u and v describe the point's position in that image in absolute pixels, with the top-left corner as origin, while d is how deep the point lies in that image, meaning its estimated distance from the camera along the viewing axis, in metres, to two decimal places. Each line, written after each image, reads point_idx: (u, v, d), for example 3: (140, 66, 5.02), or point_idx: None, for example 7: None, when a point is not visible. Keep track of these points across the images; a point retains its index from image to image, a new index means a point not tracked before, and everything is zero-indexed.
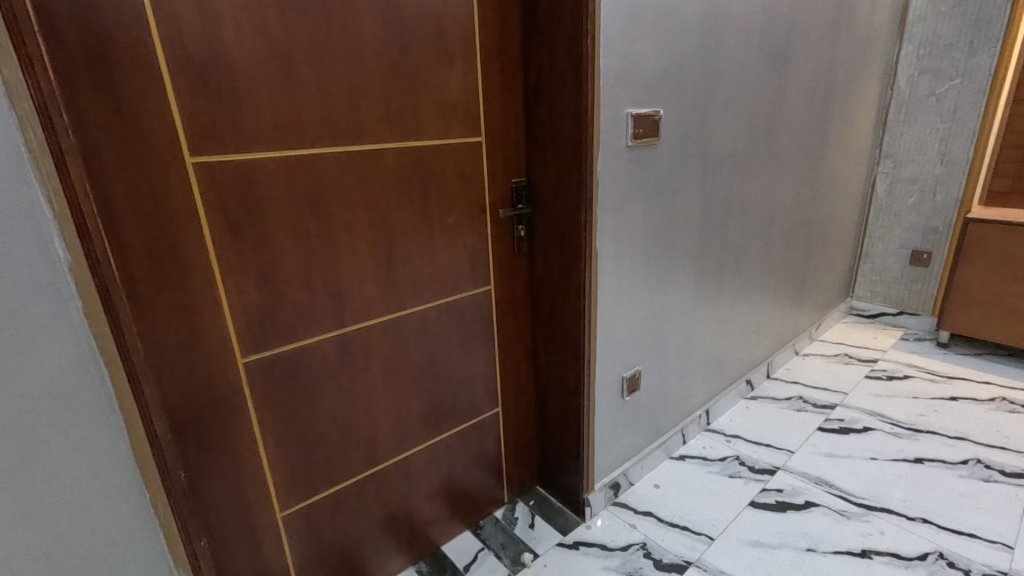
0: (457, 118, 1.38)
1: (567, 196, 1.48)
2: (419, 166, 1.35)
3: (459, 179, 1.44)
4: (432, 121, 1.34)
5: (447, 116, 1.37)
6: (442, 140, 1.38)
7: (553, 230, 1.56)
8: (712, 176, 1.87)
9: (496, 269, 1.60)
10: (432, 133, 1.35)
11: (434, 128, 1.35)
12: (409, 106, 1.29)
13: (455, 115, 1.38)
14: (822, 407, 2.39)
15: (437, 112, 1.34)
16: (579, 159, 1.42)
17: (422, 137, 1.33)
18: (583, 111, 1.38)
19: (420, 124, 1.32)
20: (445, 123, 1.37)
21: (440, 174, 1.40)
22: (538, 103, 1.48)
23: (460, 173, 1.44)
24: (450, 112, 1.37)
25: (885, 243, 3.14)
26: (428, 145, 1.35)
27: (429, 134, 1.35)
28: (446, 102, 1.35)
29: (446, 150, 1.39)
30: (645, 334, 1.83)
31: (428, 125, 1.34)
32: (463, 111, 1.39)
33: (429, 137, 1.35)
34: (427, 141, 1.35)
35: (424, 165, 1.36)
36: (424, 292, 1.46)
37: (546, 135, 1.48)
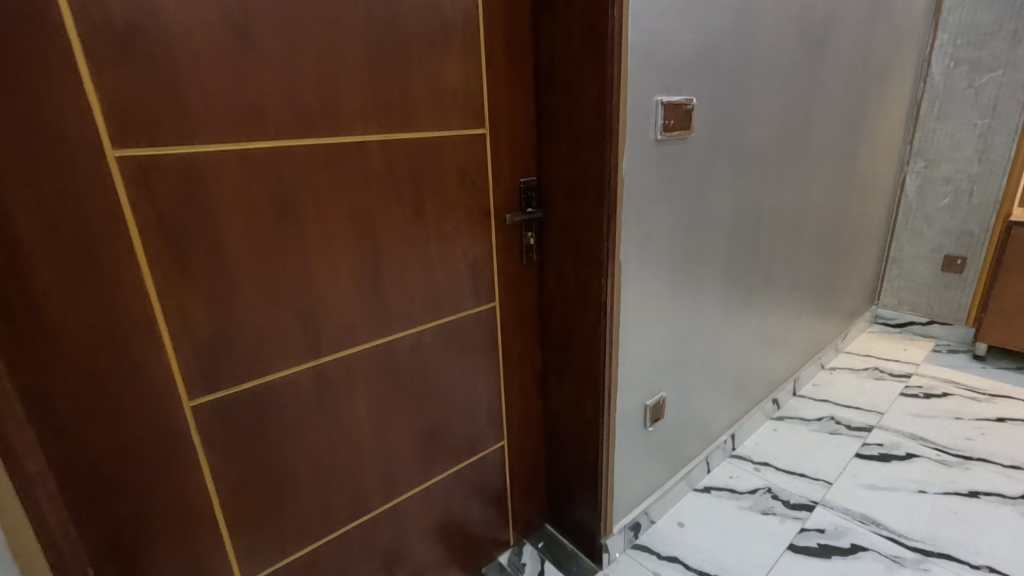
0: (455, 106, 1.16)
1: (586, 199, 1.26)
2: (409, 163, 1.13)
3: (458, 179, 1.22)
4: (423, 108, 1.11)
5: (442, 104, 1.14)
6: (436, 132, 1.15)
7: (567, 238, 1.34)
8: (746, 174, 1.65)
9: (502, 283, 1.38)
10: (424, 123, 1.13)
11: (427, 116, 1.13)
12: (397, 93, 1.07)
13: (452, 103, 1.16)
14: (857, 430, 2.17)
15: (430, 99, 1.12)
16: (601, 157, 1.19)
17: (412, 128, 1.11)
18: (607, 97, 1.15)
19: (409, 113, 1.10)
20: (441, 112, 1.14)
21: (435, 175, 1.17)
22: (550, 90, 1.25)
23: (459, 172, 1.21)
24: (446, 99, 1.14)
25: (915, 247, 2.93)
26: (419, 138, 1.13)
27: (422, 124, 1.12)
28: (441, 87, 1.13)
29: (440, 144, 1.16)
30: (670, 356, 1.61)
31: (419, 113, 1.11)
32: (461, 98, 1.17)
33: (421, 129, 1.12)
34: (419, 134, 1.12)
35: (415, 162, 1.13)
36: (417, 312, 1.23)
37: (561, 127, 1.25)
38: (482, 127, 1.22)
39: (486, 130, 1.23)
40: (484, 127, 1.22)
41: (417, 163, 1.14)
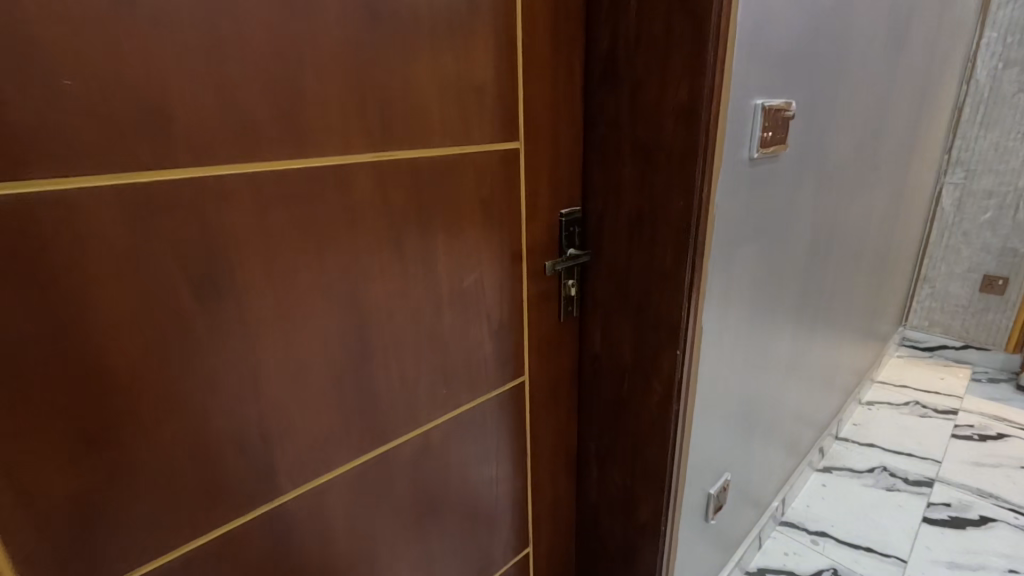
0: (478, 109, 0.79)
1: (658, 244, 0.90)
2: (412, 194, 0.75)
3: (481, 214, 0.84)
4: (434, 111, 0.74)
5: (459, 106, 0.76)
6: (451, 147, 0.77)
7: (624, 292, 0.98)
8: (824, 197, 1.33)
9: (533, 349, 1.01)
10: (435, 135, 0.75)
11: (439, 125, 0.75)
12: (395, 88, 0.69)
13: (474, 104, 0.78)
14: (917, 484, 1.90)
15: (445, 99, 0.74)
16: (688, 186, 0.83)
17: (416, 142, 0.73)
18: (703, 100, 0.79)
19: (412, 119, 0.71)
20: (459, 118, 0.77)
21: (449, 209, 0.80)
22: (609, 88, 0.89)
23: (483, 203, 0.84)
24: (465, 98, 0.77)
25: (950, 265, 2.68)
26: (426, 157, 0.75)
27: (431, 136, 0.74)
28: (459, 80, 0.75)
29: (456, 165, 0.79)
30: (737, 427, 1.27)
31: (428, 119, 0.73)
32: (487, 98, 0.79)
33: (429, 143, 0.74)
34: (426, 150, 0.74)
35: (420, 192, 0.75)
36: (423, 406, 0.86)
37: (625, 140, 0.89)
38: (515, 140, 0.85)
39: (519, 144, 0.85)
40: (518, 139, 0.85)
41: (423, 193, 0.76)
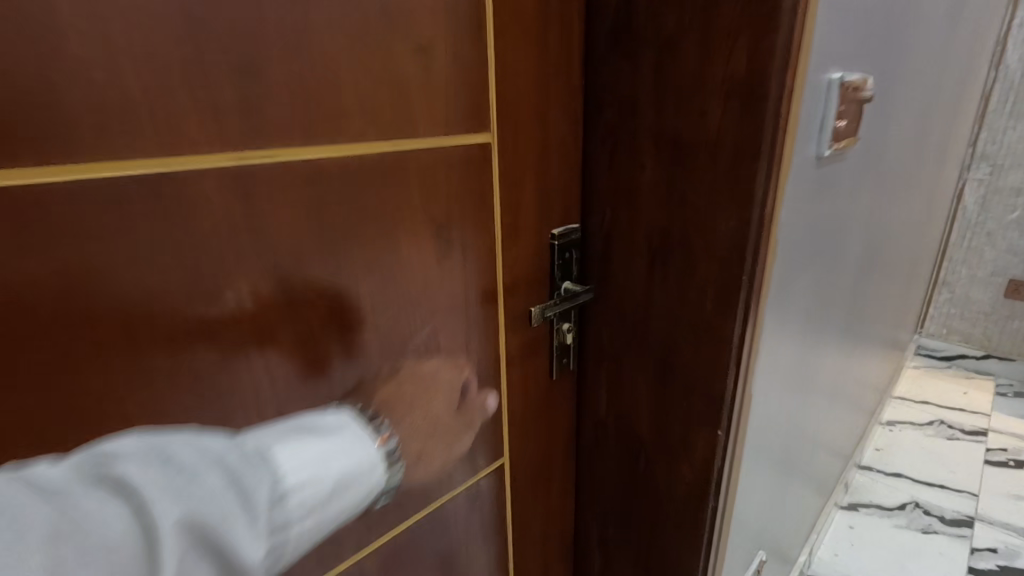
0: (425, 82, 0.50)
1: (693, 282, 0.62)
2: (317, 220, 0.46)
3: (435, 241, 0.56)
4: (348, 84, 0.45)
5: (392, 77, 0.48)
6: (381, 143, 0.49)
7: (640, 343, 0.70)
8: (878, 200, 1.06)
9: (515, 420, 0.73)
10: (352, 124, 0.46)
11: (359, 108, 0.46)
12: (270, 42, 0.40)
13: (417, 74, 0.50)
14: (955, 525, 1.67)
15: (366, 65, 0.46)
16: (743, 202, 0.56)
17: (317, 134, 0.44)
18: (772, 73, 0.51)
19: (309, 96, 0.43)
20: (392, 97, 0.48)
21: (383, 238, 0.52)
22: (623, 55, 0.61)
23: (438, 225, 0.56)
24: (402, 64, 0.48)
25: (972, 269, 2.46)
26: (339, 160, 0.46)
27: (344, 126, 0.46)
28: (389, 35, 0.47)
29: (391, 170, 0.50)
30: (772, 492, 1.02)
31: (338, 98, 0.45)
32: (437, 65, 0.51)
33: (341, 135, 0.46)
34: (338, 148, 0.46)
35: (331, 216, 0.47)
36: (353, 529, 0.58)
37: (647, 132, 0.61)
38: (484, 132, 0.57)
39: (490, 137, 0.57)
40: (488, 131, 0.57)
41: (335, 218, 0.48)
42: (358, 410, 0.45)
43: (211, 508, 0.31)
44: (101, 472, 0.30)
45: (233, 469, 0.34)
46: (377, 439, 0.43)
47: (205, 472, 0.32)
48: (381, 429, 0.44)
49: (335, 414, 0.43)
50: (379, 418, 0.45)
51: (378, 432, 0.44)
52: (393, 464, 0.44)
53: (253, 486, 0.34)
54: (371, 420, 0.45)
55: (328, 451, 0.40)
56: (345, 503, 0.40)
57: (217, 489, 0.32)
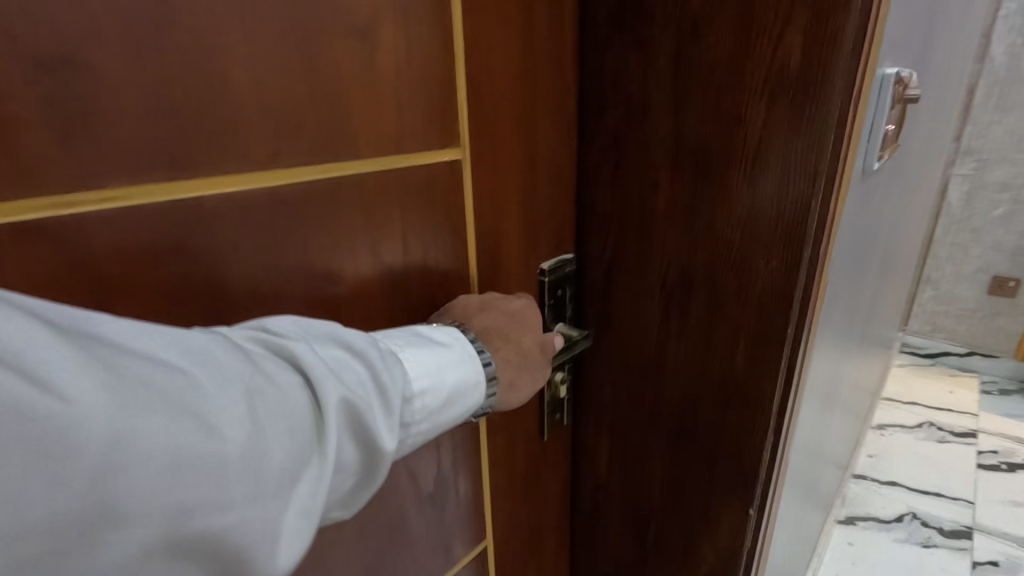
0: (367, 84, 0.36)
1: (721, 333, 0.50)
2: (209, 286, 0.32)
3: (390, 295, 0.42)
4: (246, 87, 0.31)
5: (317, 77, 0.34)
6: (303, 168, 0.34)
7: (652, 399, 0.58)
8: (897, 205, 0.93)
9: (500, 494, 0.60)
10: (254, 144, 0.32)
11: (265, 120, 0.32)
12: (104, 25, 0.26)
13: (354, 72, 0.35)
14: (954, 536, 1.61)
15: (275, 59, 0.32)
16: (792, 238, 0.43)
17: (197, 160, 0.30)
18: (839, 70, 0.38)
19: (180, 106, 0.29)
20: (317, 105, 0.34)
21: (314, 299, 0.37)
22: (631, 46, 0.47)
23: (394, 272, 0.42)
24: (330, 57, 0.34)
25: (957, 265, 2.41)
26: (237, 198, 0.32)
27: (243, 146, 0.31)
28: (308, 15, 0.32)
29: (321, 206, 0.36)
30: (788, 539, 0.91)
31: (231, 107, 0.31)
32: (384, 58, 0.37)
33: (238, 160, 0.31)
34: (234, 182, 0.32)
35: (229, 278, 0.33)
36: None
37: (662, 144, 0.48)
38: (452, 147, 0.43)
39: (460, 153, 0.44)
40: (458, 146, 0.43)
41: (238, 279, 0.33)
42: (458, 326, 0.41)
43: (363, 400, 0.29)
44: (277, 348, 0.28)
45: (381, 363, 0.31)
46: (485, 361, 0.40)
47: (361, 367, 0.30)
48: (485, 350, 0.40)
49: (447, 328, 0.39)
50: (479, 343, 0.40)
51: (483, 357, 0.39)
52: (493, 389, 0.40)
53: (394, 386, 0.31)
54: (475, 341, 0.40)
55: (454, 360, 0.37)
56: (453, 419, 0.38)
57: (366, 382, 0.30)
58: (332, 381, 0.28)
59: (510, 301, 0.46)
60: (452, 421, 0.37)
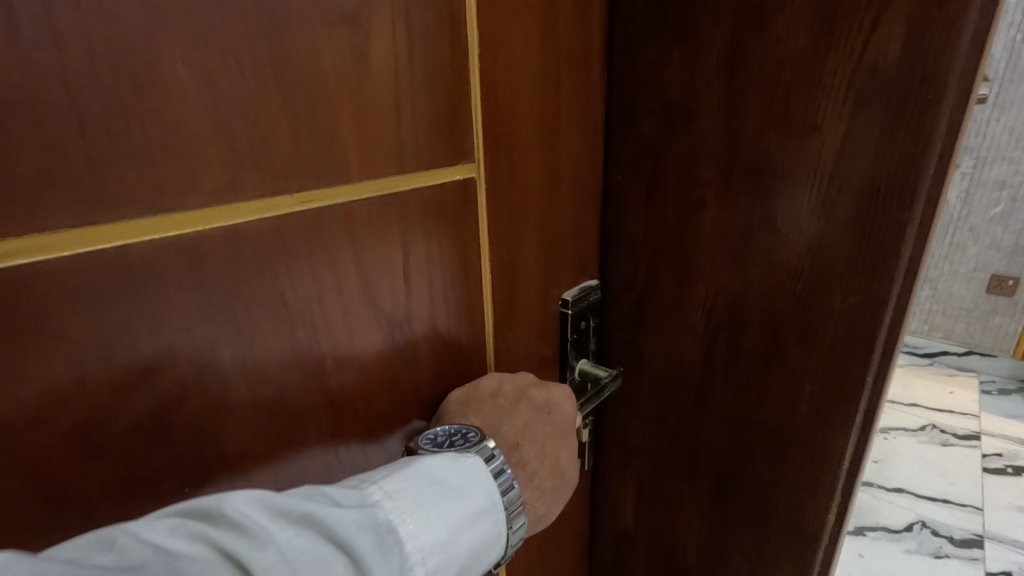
0: (357, 86, 0.28)
1: (781, 378, 0.42)
2: (151, 363, 0.23)
3: (387, 349, 0.33)
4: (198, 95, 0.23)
5: (296, 80, 0.25)
6: (276, 201, 0.26)
7: (691, 446, 0.50)
8: None
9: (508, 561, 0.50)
10: (214, 173, 0.24)
11: (226, 141, 0.24)
12: None
13: (345, 72, 0.27)
14: (965, 545, 1.40)
15: (241, 57, 0.23)
16: (877, 273, 0.36)
17: (128, 197, 0.22)
18: (953, 68, 0.30)
19: (104, 126, 0.20)
20: (296, 117, 0.26)
21: (293, 365, 0.29)
22: (675, 40, 0.39)
23: (393, 320, 0.33)
24: (313, 53, 0.26)
25: (954, 264, 2.16)
26: (187, 244, 0.24)
27: (197, 176, 0.23)
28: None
29: (300, 246, 0.28)
30: None
31: (177, 123, 0.22)
32: (382, 53, 0.29)
33: (187, 194, 0.23)
34: (183, 223, 0.23)
35: (178, 351, 0.24)
36: None
37: (711, 158, 0.40)
38: (461, 164, 0.34)
39: (472, 169, 0.35)
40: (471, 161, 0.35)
41: (190, 352, 0.25)
42: (476, 441, 0.34)
43: None
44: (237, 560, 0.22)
45: (371, 559, 0.25)
46: (504, 486, 0.33)
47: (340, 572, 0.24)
48: (507, 479, 0.33)
49: (467, 463, 0.32)
50: (499, 458, 0.33)
51: (499, 479, 0.33)
52: (517, 520, 0.34)
53: None
54: (496, 465, 0.33)
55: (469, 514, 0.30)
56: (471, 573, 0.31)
57: None
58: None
59: (535, 387, 0.40)
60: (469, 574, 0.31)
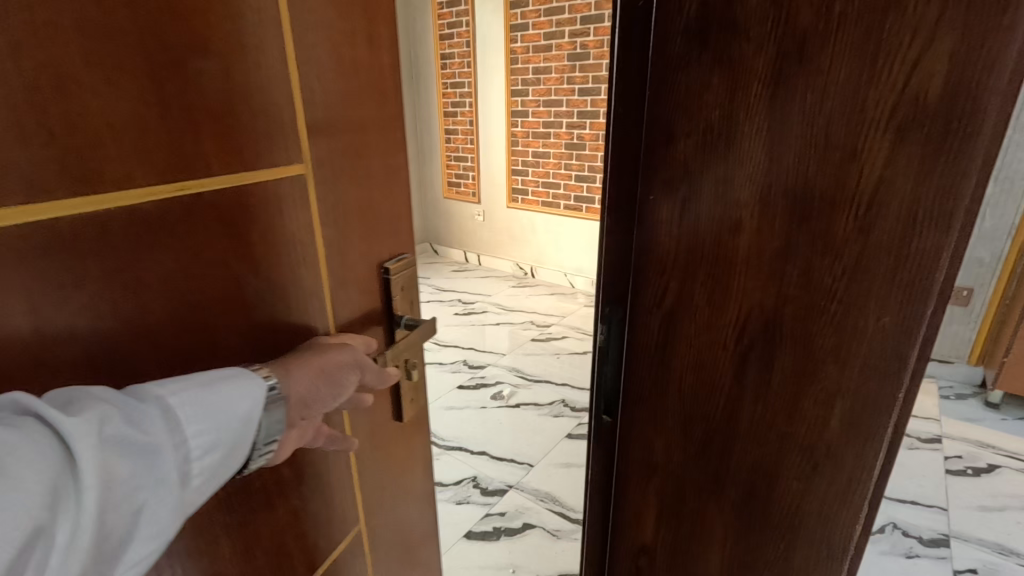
0: (231, 95, 0.31)
1: (812, 395, 0.44)
2: (46, 343, 0.24)
3: (265, 320, 0.35)
4: (97, 90, 0.25)
5: (178, 79, 0.28)
6: (158, 185, 0.28)
7: (713, 460, 0.51)
8: None
9: (394, 520, 0.54)
10: (119, 157, 0.26)
11: (122, 133, 0.26)
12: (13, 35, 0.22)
13: (222, 73, 0.30)
14: (931, 543, 1.39)
15: (151, 58, 0.27)
16: (914, 296, 0.38)
17: (38, 179, 0.23)
18: (989, 107, 0.32)
19: (27, 113, 0.23)
20: (178, 116, 0.28)
21: (173, 348, 0.30)
22: (715, 64, 0.40)
23: (264, 292, 0.35)
24: (204, 56, 0.29)
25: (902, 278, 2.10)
26: (97, 220, 0.26)
27: (100, 161, 0.25)
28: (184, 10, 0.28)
29: (184, 233, 0.30)
30: None
31: (78, 113, 0.24)
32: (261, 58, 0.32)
33: (101, 180, 0.25)
34: (82, 204, 0.25)
35: (76, 329, 0.25)
36: None
37: (750, 183, 0.41)
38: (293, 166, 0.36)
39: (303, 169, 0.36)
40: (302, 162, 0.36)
41: (89, 327, 0.26)
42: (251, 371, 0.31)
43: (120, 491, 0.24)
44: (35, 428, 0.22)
45: (146, 444, 0.25)
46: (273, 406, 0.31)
47: (81, 491, 0.23)
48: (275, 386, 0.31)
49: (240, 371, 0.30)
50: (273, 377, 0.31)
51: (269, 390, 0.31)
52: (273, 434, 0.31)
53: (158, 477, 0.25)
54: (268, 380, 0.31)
55: (232, 395, 0.28)
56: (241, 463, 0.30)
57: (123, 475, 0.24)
58: (51, 556, 0.21)
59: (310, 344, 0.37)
60: (241, 462, 0.30)
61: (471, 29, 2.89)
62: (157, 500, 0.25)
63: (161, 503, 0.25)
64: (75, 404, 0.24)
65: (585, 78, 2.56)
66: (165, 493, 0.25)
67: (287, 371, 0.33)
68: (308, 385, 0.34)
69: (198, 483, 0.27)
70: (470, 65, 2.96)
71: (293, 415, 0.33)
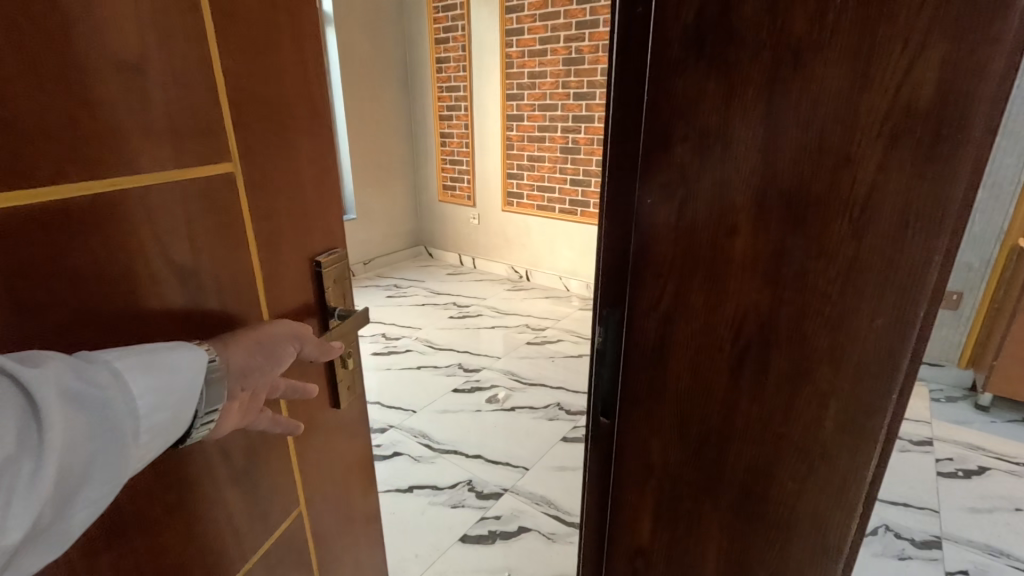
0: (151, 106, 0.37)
1: (807, 395, 0.44)
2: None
3: (165, 322, 0.39)
4: (33, 101, 0.30)
5: (107, 91, 0.34)
6: (52, 192, 0.31)
7: (708, 460, 0.52)
8: None
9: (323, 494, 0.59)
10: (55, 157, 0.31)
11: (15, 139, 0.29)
12: None
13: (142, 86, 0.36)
14: (923, 544, 1.40)
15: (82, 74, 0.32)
16: (906, 297, 0.39)
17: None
18: (976, 117, 0.34)
19: None
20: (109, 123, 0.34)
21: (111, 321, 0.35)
22: (713, 71, 0.41)
23: (174, 288, 0.39)
24: (100, 76, 0.33)
25: None
26: (39, 210, 0.31)
27: (29, 161, 0.30)
28: (78, 39, 0.32)
29: (118, 220, 0.35)
30: None
31: (18, 118, 0.29)
32: (154, 83, 0.36)
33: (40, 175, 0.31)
34: (27, 197, 0.30)
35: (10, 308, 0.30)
36: None
37: (746, 186, 0.42)
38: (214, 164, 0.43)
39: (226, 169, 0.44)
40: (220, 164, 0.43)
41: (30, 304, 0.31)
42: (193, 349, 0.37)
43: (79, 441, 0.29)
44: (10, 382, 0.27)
45: (102, 403, 0.30)
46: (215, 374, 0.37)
47: (47, 438, 0.27)
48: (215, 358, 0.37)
49: (185, 348, 0.35)
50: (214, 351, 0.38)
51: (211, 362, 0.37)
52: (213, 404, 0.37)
53: (110, 433, 0.30)
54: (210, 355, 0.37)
55: (179, 369, 0.34)
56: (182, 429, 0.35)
57: (81, 427, 0.29)
58: (19, 487, 0.26)
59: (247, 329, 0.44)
60: (184, 429, 0.35)
61: (467, 33, 2.90)
62: (109, 448, 0.30)
63: (110, 450, 0.30)
64: (45, 365, 0.29)
65: (580, 82, 2.58)
66: (117, 447, 0.31)
67: (226, 345, 0.40)
68: (246, 357, 0.41)
69: (145, 439, 0.32)
70: (466, 69, 2.97)
71: (234, 385, 0.40)
